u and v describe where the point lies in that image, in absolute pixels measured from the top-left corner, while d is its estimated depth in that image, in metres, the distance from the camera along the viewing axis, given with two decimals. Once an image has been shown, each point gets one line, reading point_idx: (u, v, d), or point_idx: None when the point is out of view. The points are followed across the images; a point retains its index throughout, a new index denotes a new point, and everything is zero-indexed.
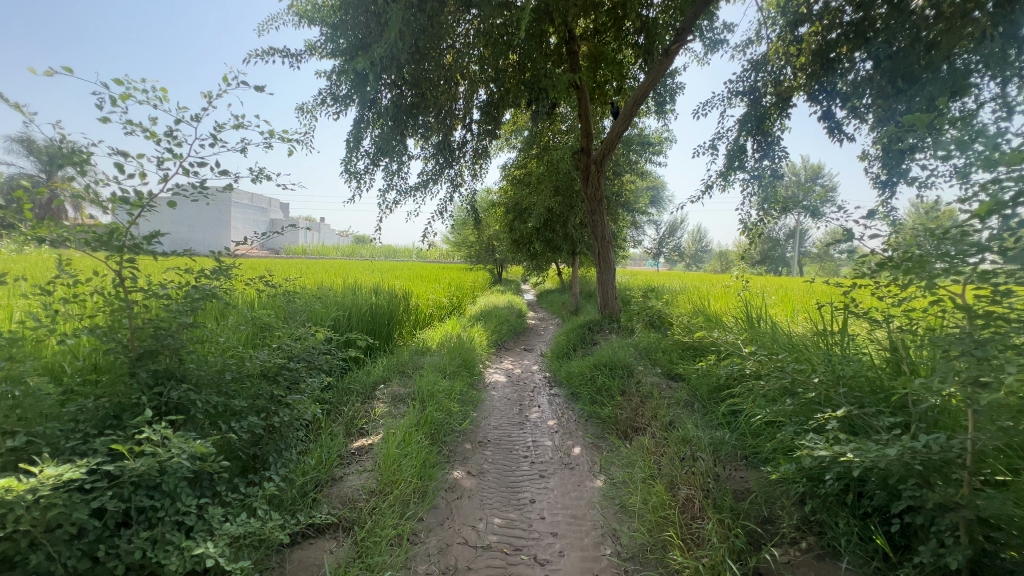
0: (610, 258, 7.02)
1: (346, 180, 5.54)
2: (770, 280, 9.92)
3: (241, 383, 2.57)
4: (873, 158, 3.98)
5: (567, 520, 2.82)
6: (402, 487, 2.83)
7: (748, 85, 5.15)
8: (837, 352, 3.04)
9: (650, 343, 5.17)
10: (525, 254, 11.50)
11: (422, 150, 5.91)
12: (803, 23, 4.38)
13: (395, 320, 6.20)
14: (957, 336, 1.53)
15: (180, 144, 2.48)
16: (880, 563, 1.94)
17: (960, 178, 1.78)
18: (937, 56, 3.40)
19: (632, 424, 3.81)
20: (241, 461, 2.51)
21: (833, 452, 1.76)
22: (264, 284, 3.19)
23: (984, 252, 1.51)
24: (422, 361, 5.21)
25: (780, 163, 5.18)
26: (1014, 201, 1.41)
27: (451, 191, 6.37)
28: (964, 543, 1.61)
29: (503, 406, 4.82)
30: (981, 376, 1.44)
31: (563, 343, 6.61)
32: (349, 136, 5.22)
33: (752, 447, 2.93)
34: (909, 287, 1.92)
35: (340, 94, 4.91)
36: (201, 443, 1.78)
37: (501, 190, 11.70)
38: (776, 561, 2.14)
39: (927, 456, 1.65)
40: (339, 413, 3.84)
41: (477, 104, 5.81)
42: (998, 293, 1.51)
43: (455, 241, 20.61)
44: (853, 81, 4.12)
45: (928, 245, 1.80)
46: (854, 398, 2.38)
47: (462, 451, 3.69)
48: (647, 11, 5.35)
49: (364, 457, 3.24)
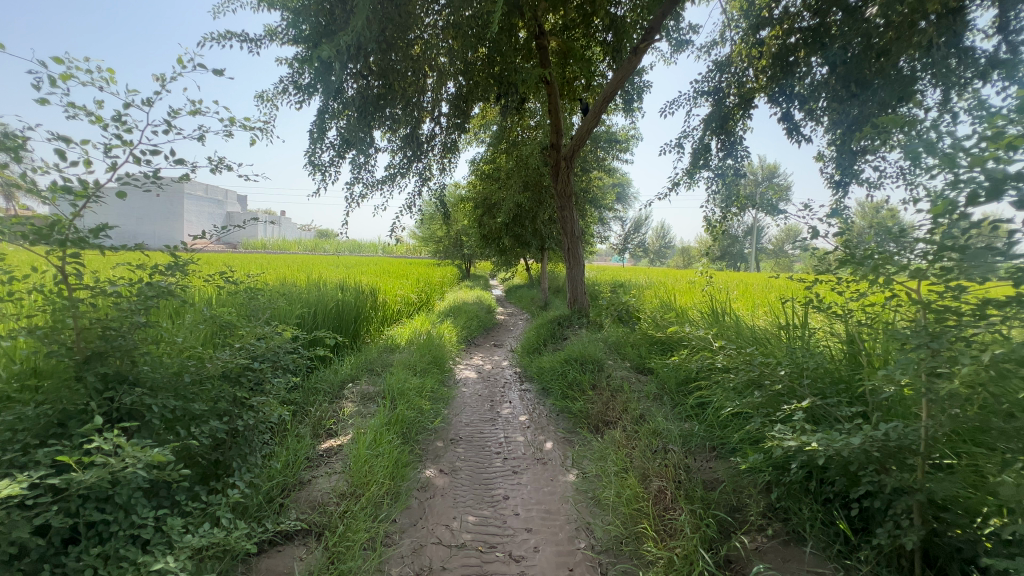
0: (579, 254, 7.06)
1: (310, 172, 5.36)
2: (730, 276, 10.28)
3: (201, 385, 2.43)
4: (829, 159, 4.18)
5: (541, 515, 2.84)
6: (374, 489, 2.78)
7: (713, 85, 5.29)
8: (798, 345, 3.18)
9: (619, 337, 5.29)
10: (494, 250, 11.46)
11: (389, 143, 5.79)
12: (764, 26, 4.53)
13: (362, 318, 6.05)
14: (913, 331, 1.61)
15: (130, 130, 2.32)
16: (842, 547, 2.04)
17: (911, 179, 1.88)
18: (887, 63, 3.60)
19: (603, 418, 3.88)
20: (201, 467, 2.40)
21: (800, 442, 1.84)
22: (224, 281, 3.02)
23: (941, 252, 1.59)
24: (391, 358, 5.14)
25: (742, 162, 5.36)
26: (964, 205, 1.49)
27: (420, 186, 6.27)
28: (917, 524, 1.71)
29: (475, 403, 4.80)
30: (937, 368, 1.51)
31: (533, 338, 6.64)
32: (312, 126, 5.04)
33: (719, 438, 3.04)
34: (867, 283, 2.01)
35: (303, 83, 4.72)
36: (158, 452, 1.66)
37: (469, 185, 11.63)
38: (745, 548, 2.22)
39: (885, 443, 1.74)
40: (305, 414, 3.72)
41: (445, 97, 5.70)
42: (951, 289, 1.59)
43: (423, 236, 20.35)
44: (810, 84, 4.28)
45: (884, 243, 1.89)
46: (816, 388, 2.49)
47: (434, 449, 3.65)
48: (616, 9, 5.39)
49: (333, 458, 3.16)
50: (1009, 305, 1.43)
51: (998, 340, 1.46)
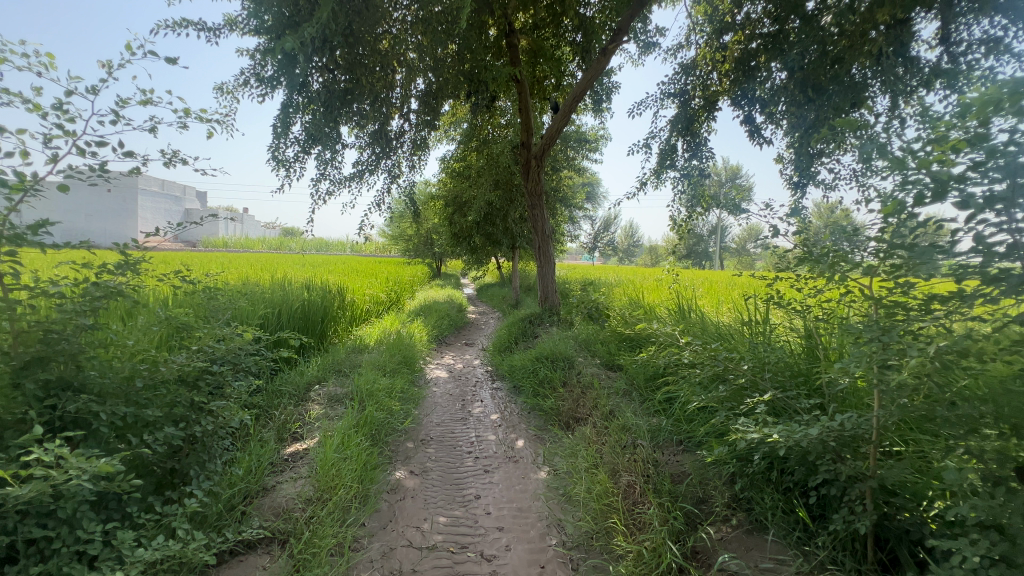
0: (550, 252, 7.10)
1: (273, 168, 5.18)
2: (695, 273, 10.58)
3: (155, 390, 2.32)
4: (788, 161, 4.34)
5: (513, 513, 2.85)
6: (342, 493, 2.72)
7: (679, 88, 5.42)
8: (760, 340, 3.30)
9: (589, 335, 5.36)
10: (464, 249, 11.39)
11: (356, 139, 5.61)
12: (727, 31, 4.68)
13: (329, 318, 5.90)
14: (866, 325, 1.69)
15: (73, 119, 2.19)
16: (801, 533, 2.13)
17: (863, 182, 1.97)
18: (840, 70, 3.78)
19: (573, 415, 3.92)
20: (156, 476, 2.29)
21: (762, 434, 1.92)
22: (180, 280, 2.88)
23: (891, 251, 1.67)
24: (360, 359, 5.04)
25: (707, 163, 5.51)
26: (912, 205, 1.56)
27: (389, 183, 6.15)
28: (870, 510, 1.79)
29: (445, 402, 4.76)
30: (887, 360, 1.59)
31: (505, 337, 6.64)
32: (275, 120, 4.87)
33: (686, 432, 3.12)
34: (824, 281, 2.10)
35: (265, 75, 4.56)
36: (108, 462, 1.57)
37: (440, 183, 11.52)
38: (711, 539, 2.29)
39: (840, 433, 1.83)
40: (269, 418, 3.60)
41: (415, 93, 5.61)
42: (899, 286, 1.67)
43: (392, 235, 20.06)
44: (770, 89, 4.42)
45: (839, 242, 1.97)
46: (777, 382, 2.59)
47: (404, 450, 3.61)
48: (585, 10, 5.45)
49: (299, 463, 3.07)
50: (951, 300, 1.51)
51: (942, 333, 1.55)
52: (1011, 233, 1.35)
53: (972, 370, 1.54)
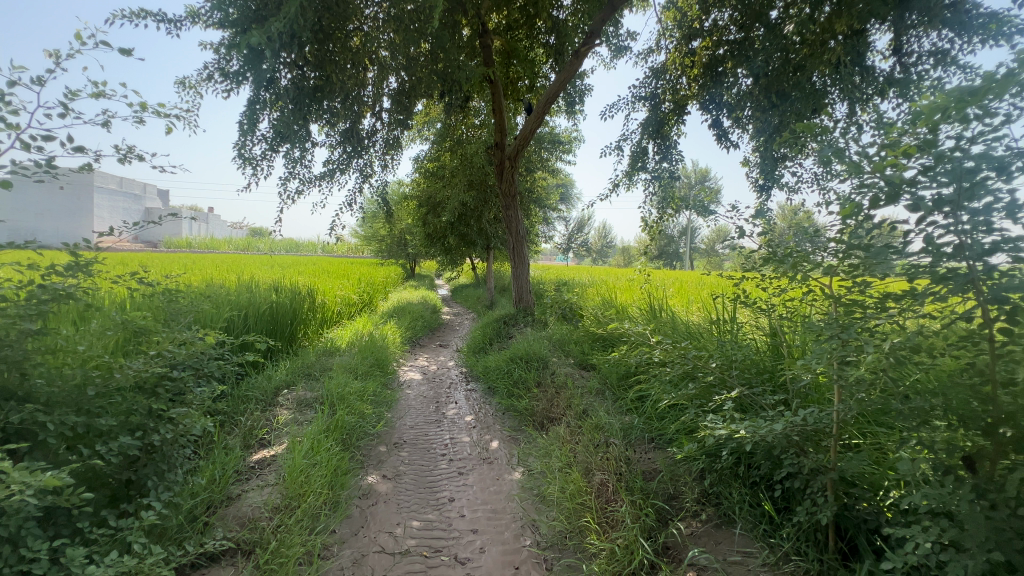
0: (524, 253, 7.11)
1: (239, 166, 5.02)
2: (666, 273, 10.80)
3: (109, 398, 2.21)
4: (753, 164, 4.48)
5: (487, 515, 2.84)
6: (310, 500, 2.66)
7: (649, 91, 5.52)
8: (728, 338, 3.40)
9: (563, 335, 5.41)
10: (438, 249, 11.31)
11: (327, 137, 5.48)
12: (695, 37, 4.80)
13: (298, 320, 5.76)
14: (826, 323, 1.76)
15: (16, 111, 2.07)
16: (767, 526, 2.19)
17: (824, 184, 2.04)
18: (802, 77, 3.92)
19: (548, 415, 3.94)
20: (110, 489, 2.18)
21: (729, 430, 1.97)
22: (138, 282, 2.75)
23: (849, 251, 1.74)
24: (331, 362, 4.93)
25: (677, 166, 5.63)
26: (867, 207, 1.63)
27: (361, 182, 6.05)
28: (830, 501, 1.86)
29: (419, 405, 4.71)
30: (846, 356, 1.66)
31: (479, 337, 6.62)
32: (241, 117, 4.72)
33: (657, 429, 3.18)
34: (787, 280, 2.18)
35: (230, 70, 4.41)
36: (55, 475, 1.48)
37: (413, 183, 11.41)
38: (681, 534, 2.33)
39: (803, 427, 1.90)
40: (235, 424, 3.49)
41: (387, 91, 5.53)
42: (857, 285, 1.74)
43: (364, 235, 19.73)
44: (737, 94, 4.55)
45: (802, 243, 2.04)
46: (743, 378, 2.68)
47: (377, 454, 3.55)
48: (557, 12, 5.50)
49: (266, 470, 2.98)
50: (904, 298, 1.59)
51: (896, 329, 1.62)
52: (957, 235, 1.42)
53: (923, 365, 1.61)
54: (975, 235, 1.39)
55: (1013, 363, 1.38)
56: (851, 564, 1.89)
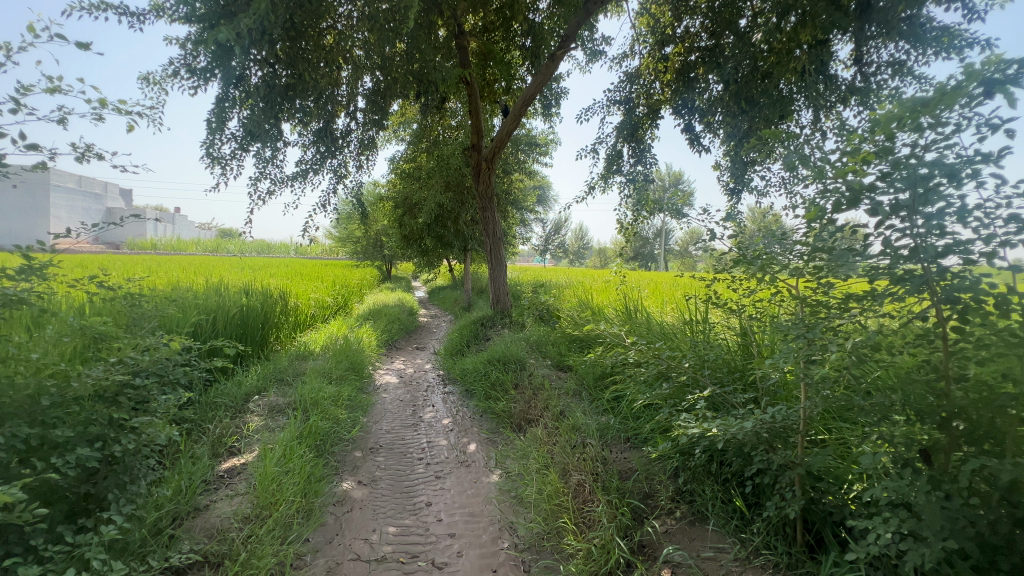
0: (501, 254, 7.11)
1: (207, 165, 4.87)
2: (641, 275, 10.98)
3: (66, 408, 2.11)
4: (724, 168, 4.59)
5: (464, 518, 2.82)
6: (283, 509, 2.59)
7: (623, 95, 5.60)
8: (700, 338, 3.47)
9: (540, 336, 5.43)
10: (415, 251, 11.20)
11: (300, 137, 5.37)
12: (668, 43, 4.90)
13: (270, 323, 5.61)
14: (793, 323, 1.81)
15: None
16: (738, 521, 2.25)
17: (790, 189, 2.11)
18: (770, 84, 4.05)
19: (525, 416, 3.95)
20: (67, 503, 2.08)
21: (702, 429, 2.02)
22: (98, 286, 2.64)
23: (814, 253, 1.80)
24: (304, 366, 4.82)
25: (651, 169, 5.73)
26: (830, 211, 1.69)
27: (335, 183, 5.94)
28: (798, 496, 1.92)
29: (396, 408, 4.65)
30: (811, 355, 1.72)
31: (456, 340, 6.58)
32: (209, 115, 4.58)
33: (633, 429, 3.22)
34: (756, 281, 2.24)
35: (198, 67, 4.27)
36: (7, 490, 1.41)
37: (389, 184, 11.28)
38: (656, 532, 2.37)
39: (772, 424, 1.95)
40: (202, 432, 3.37)
41: (361, 91, 5.45)
42: (821, 286, 1.81)
43: (339, 236, 19.38)
44: (708, 99, 4.65)
45: (770, 245, 2.10)
46: (715, 377, 2.74)
47: (352, 460, 3.49)
48: (534, 15, 5.52)
49: (236, 479, 2.89)
50: (865, 298, 1.65)
51: (858, 328, 1.69)
52: (913, 238, 1.49)
53: (883, 363, 1.68)
54: (929, 239, 1.46)
55: (964, 359, 1.46)
56: (817, 556, 1.96)
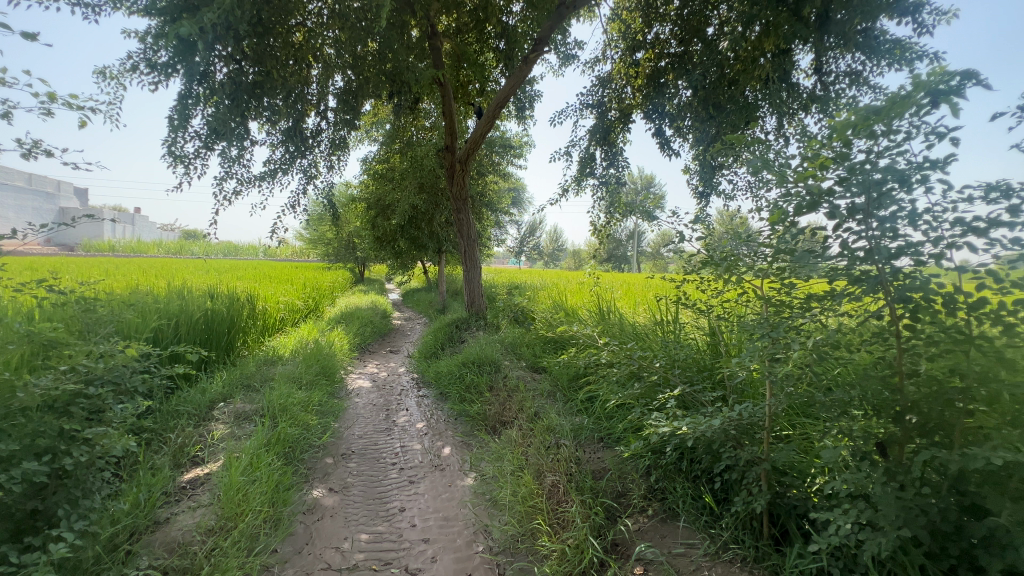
0: (476, 256, 7.08)
1: (169, 164, 4.69)
2: (614, 276, 11.13)
3: (11, 420, 1.99)
4: (694, 172, 4.70)
5: (438, 523, 2.80)
6: (249, 519, 2.51)
7: (596, 99, 5.68)
8: (671, 338, 3.55)
9: (514, 338, 5.43)
10: (389, 253, 11.05)
11: (268, 136, 5.23)
12: (639, 49, 4.99)
13: (236, 328, 5.43)
14: (758, 323, 1.87)
15: None
16: (708, 517, 2.30)
17: (756, 192, 2.17)
18: (736, 91, 4.19)
19: (500, 419, 3.94)
20: (12, 522, 1.97)
21: (673, 427, 2.06)
22: (48, 290, 2.50)
23: (777, 253, 1.86)
24: (273, 371, 4.69)
25: (623, 172, 5.82)
26: (793, 214, 1.75)
27: (305, 183, 5.81)
28: (764, 490, 1.98)
29: (369, 413, 4.57)
30: (775, 353, 1.78)
31: (430, 342, 6.52)
32: (171, 112, 4.42)
33: (606, 429, 3.26)
34: (723, 282, 2.31)
35: (159, 62, 4.12)
36: None
37: (362, 185, 11.10)
38: (629, 530, 2.40)
39: (739, 421, 2.01)
40: (163, 442, 3.23)
41: (332, 90, 5.35)
42: (784, 287, 1.87)
43: (310, 238, 18.94)
44: (678, 105, 4.75)
45: (737, 247, 2.17)
46: (685, 376, 2.80)
47: (323, 466, 3.40)
48: (507, 18, 5.54)
49: (199, 490, 2.78)
50: (825, 298, 1.72)
51: (818, 327, 1.76)
52: (868, 240, 1.56)
53: (843, 360, 1.75)
54: (883, 241, 1.54)
55: (917, 355, 1.54)
56: (783, 548, 2.03)
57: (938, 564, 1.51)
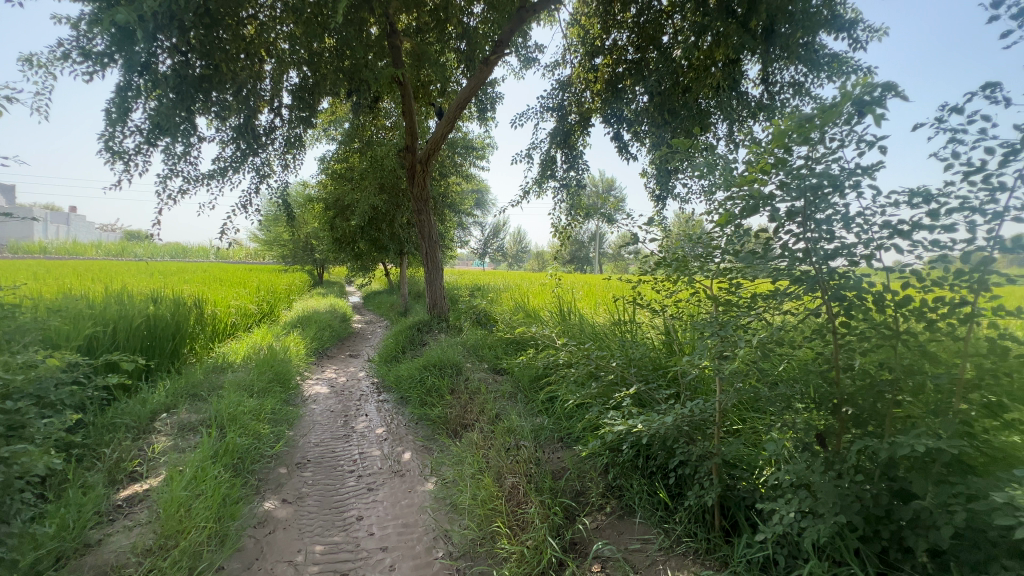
0: (437, 258, 7.01)
1: (106, 160, 4.39)
2: (576, 278, 11.29)
3: None
4: (651, 175, 4.83)
5: (397, 530, 2.74)
6: (192, 536, 2.37)
7: (556, 102, 5.75)
8: (628, 337, 3.64)
9: (477, 340, 5.41)
10: (348, 254, 10.77)
11: (217, 132, 5.00)
12: (597, 54, 5.08)
13: (182, 334, 5.14)
14: (707, 322, 1.94)
15: None
16: (663, 512, 2.36)
17: (706, 196, 2.25)
18: (689, 99, 4.35)
19: (461, 422, 3.91)
20: None
21: (628, 425, 2.10)
22: None
23: (725, 254, 1.94)
24: (222, 379, 4.47)
25: (583, 175, 5.91)
26: (739, 217, 1.83)
27: (257, 182, 5.58)
28: (715, 484, 2.05)
29: (326, 420, 4.43)
30: (724, 350, 1.85)
31: (391, 345, 6.40)
32: (109, 104, 4.14)
33: (566, 428, 3.30)
34: (675, 282, 2.39)
35: (94, 50, 3.85)
36: None
37: (319, 185, 10.79)
38: (587, 529, 2.43)
39: (691, 417, 2.08)
40: (96, 458, 3.01)
41: (287, 87, 5.17)
42: (731, 286, 1.95)
43: (264, 240, 18.19)
44: (635, 110, 4.86)
45: (688, 248, 2.24)
46: (641, 374, 2.88)
47: (276, 477, 3.27)
48: (468, 19, 5.52)
49: (136, 508, 2.61)
50: (769, 298, 1.80)
51: (763, 325, 1.84)
52: (807, 241, 1.65)
53: (786, 355, 1.84)
54: (820, 242, 1.63)
55: (851, 350, 1.64)
56: (732, 539, 2.10)
57: (871, 546, 1.60)
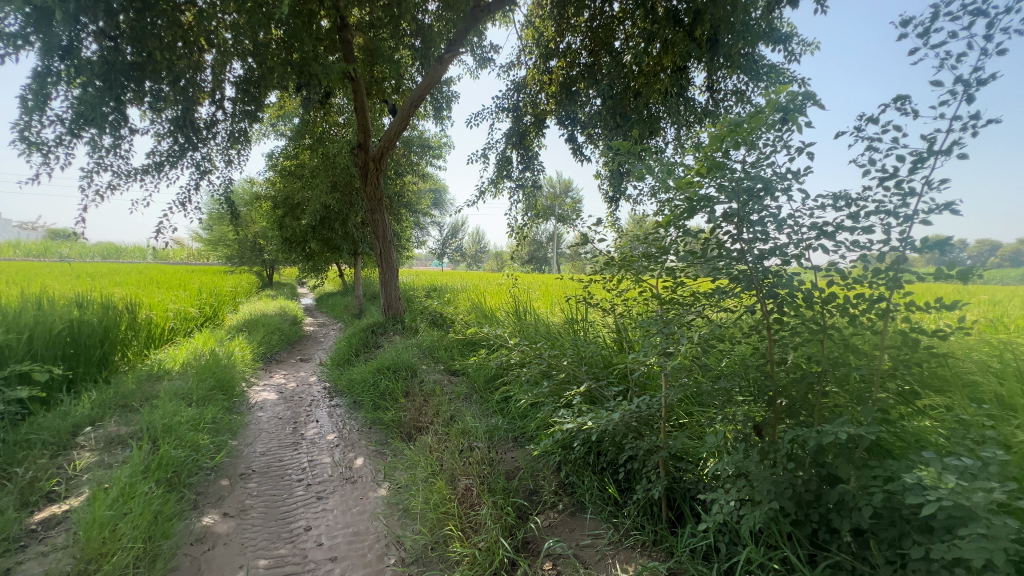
0: (391, 258, 6.87)
1: (21, 151, 4.01)
2: (534, 278, 11.39)
3: None
4: (604, 177, 4.92)
5: (347, 539, 2.66)
6: (117, 558, 2.20)
7: (511, 103, 5.76)
8: (580, 335, 3.71)
9: (433, 341, 5.34)
10: (298, 254, 10.36)
11: (150, 124, 4.69)
12: (552, 56, 5.13)
13: (112, 340, 4.77)
14: (653, 320, 2.00)
15: None
16: (613, 507, 2.41)
17: (652, 197, 2.32)
18: (639, 103, 4.50)
19: (416, 425, 3.84)
20: None
21: (578, 424, 2.13)
22: None
23: (668, 255, 2.00)
24: (157, 388, 4.18)
25: (539, 176, 5.96)
26: (681, 218, 1.89)
27: (197, 178, 5.26)
28: (661, 477, 2.12)
29: (273, 428, 4.24)
30: (668, 347, 1.91)
31: (344, 348, 6.22)
32: (23, 90, 3.78)
33: (521, 428, 3.32)
34: (624, 281, 2.45)
35: (4, 31, 3.50)
36: None
37: (267, 182, 10.32)
38: (539, 527, 2.46)
39: (638, 413, 2.13)
40: (7, 478, 2.74)
41: (229, 78, 4.91)
42: (674, 286, 2.02)
43: (207, 240, 17.20)
44: (588, 113, 4.98)
45: (635, 248, 2.30)
46: (592, 372, 2.93)
47: (216, 490, 3.10)
48: (423, 16, 5.35)
49: (53, 532, 2.40)
50: (709, 296, 1.88)
51: (704, 323, 1.92)
52: (743, 242, 1.73)
53: (725, 351, 1.93)
54: (754, 244, 1.72)
55: (784, 345, 1.74)
56: (677, 529, 2.18)
57: (801, 529, 1.70)
